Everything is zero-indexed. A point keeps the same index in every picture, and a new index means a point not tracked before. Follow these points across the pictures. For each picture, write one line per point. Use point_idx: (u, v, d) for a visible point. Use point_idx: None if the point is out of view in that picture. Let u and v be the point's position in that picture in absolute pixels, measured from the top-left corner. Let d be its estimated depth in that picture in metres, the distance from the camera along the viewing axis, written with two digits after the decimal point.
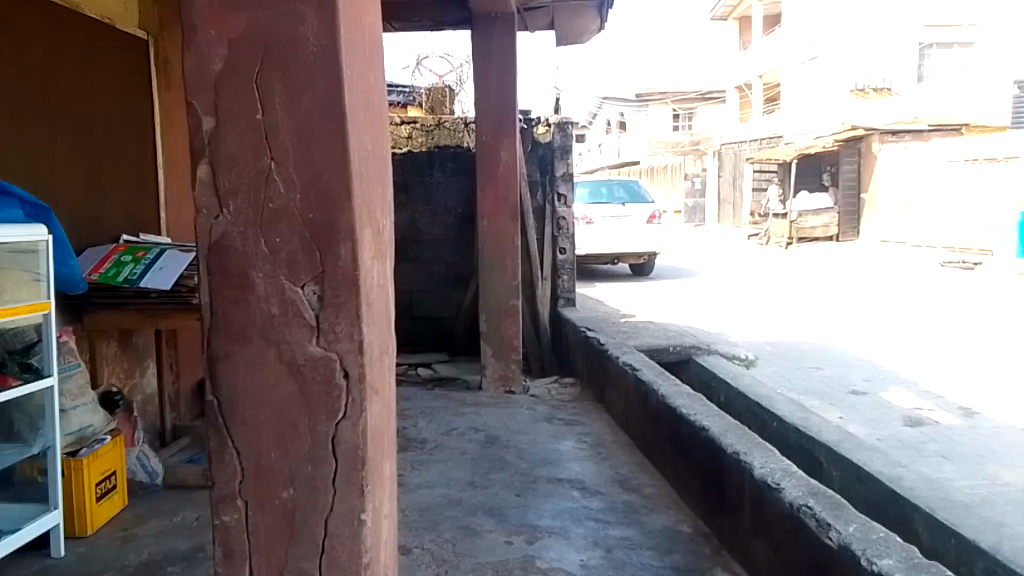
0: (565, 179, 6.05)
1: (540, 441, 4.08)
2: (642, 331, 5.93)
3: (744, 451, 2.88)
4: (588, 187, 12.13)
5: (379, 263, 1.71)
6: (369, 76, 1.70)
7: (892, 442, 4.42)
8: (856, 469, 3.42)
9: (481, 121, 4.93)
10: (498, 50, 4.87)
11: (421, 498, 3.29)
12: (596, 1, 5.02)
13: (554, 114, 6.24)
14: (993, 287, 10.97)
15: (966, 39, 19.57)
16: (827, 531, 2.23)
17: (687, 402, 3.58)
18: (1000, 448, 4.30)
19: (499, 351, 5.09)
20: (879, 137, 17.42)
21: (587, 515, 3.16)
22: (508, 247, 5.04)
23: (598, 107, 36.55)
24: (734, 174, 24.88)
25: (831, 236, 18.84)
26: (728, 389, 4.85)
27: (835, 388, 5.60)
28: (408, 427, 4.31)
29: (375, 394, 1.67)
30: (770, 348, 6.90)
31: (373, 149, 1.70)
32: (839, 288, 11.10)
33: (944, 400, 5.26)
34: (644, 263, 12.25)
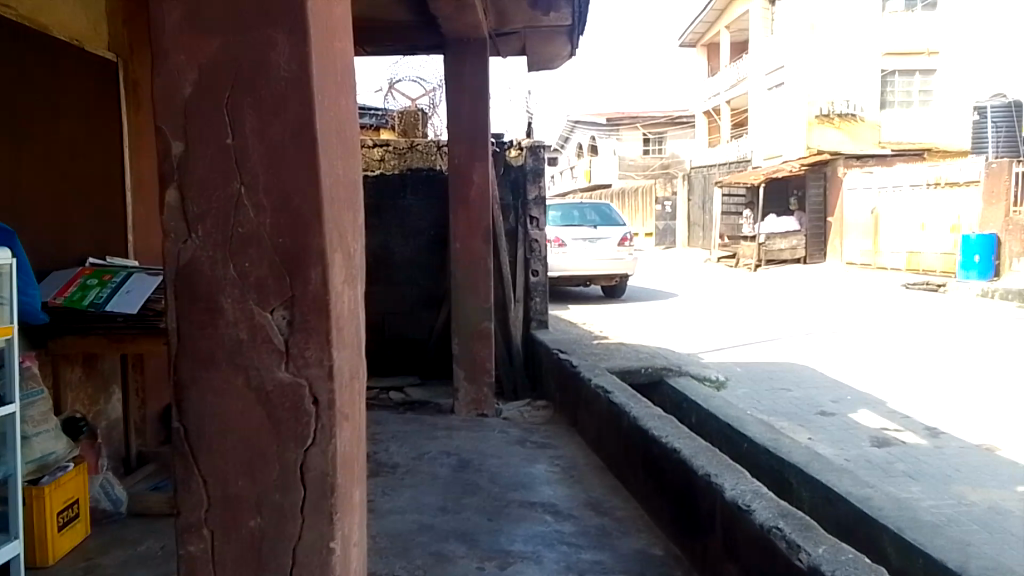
0: (537, 202, 6.09)
1: (512, 465, 4.06)
2: (614, 353, 5.96)
3: (715, 473, 2.90)
4: (560, 210, 12.19)
5: (350, 288, 1.70)
6: (341, 100, 1.70)
7: (860, 463, 4.47)
8: (825, 489, 3.45)
9: (454, 145, 4.95)
10: (469, 75, 4.91)
11: (392, 524, 3.26)
12: (567, 27, 5.07)
13: (526, 137, 6.29)
14: (957, 309, 11.22)
15: (927, 67, 20.32)
16: (796, 552, 2.25)
17: (658, 424, 3.60)
18: (965, 468, 4.37)
19: (471, 374, 5.06)
20: (843, 162, 18.21)
21: (560, 539, 3.14)
22: (480, 270, 5.04)
23: (570, 130, 36.93)
24: (704, 198, 25.26)
25: (799, 259, 19.07)
26: (700, 410, 4.88)
27: (804, 409, 5.65)
28: (379, 451, 4.26)
29: (345, 420, 1.66)
30: (740, 370, 6.95)
31: (344, 172, 1.70)
32: (808, 309, 11.30)
33: (911, 420, 5.33)
34: (616, 285, 12.41)
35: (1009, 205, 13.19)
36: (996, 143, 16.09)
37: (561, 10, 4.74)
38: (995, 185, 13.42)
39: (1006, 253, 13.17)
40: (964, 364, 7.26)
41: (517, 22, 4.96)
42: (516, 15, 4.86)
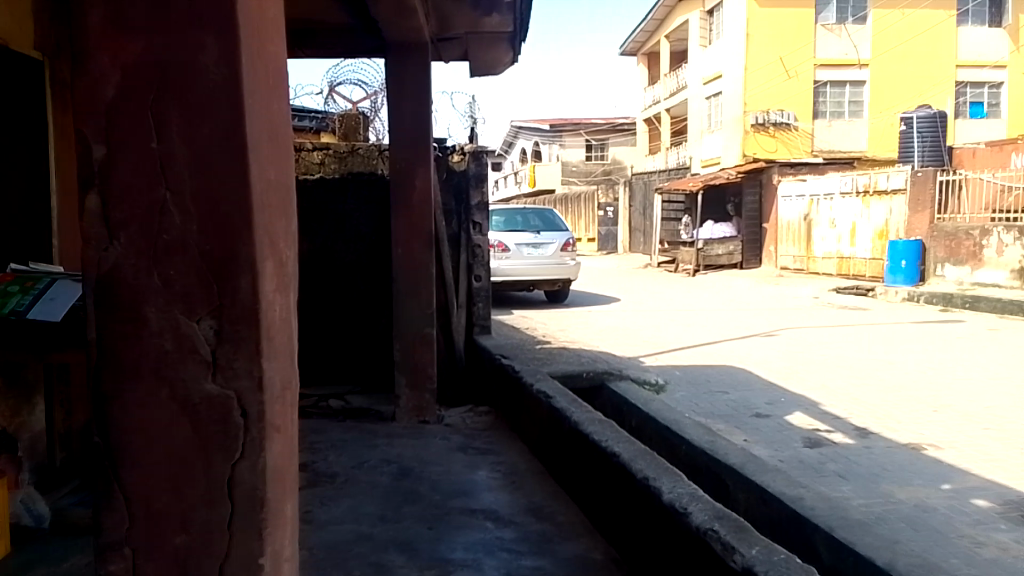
0: (480, 208, 6.07)
1: (454, 472, 4.03)
2: (556, 358, 5.98)
3: (653, 477, 2.95)
4: (503, 215, 12.16)
5: (282, 296, 1.67)
6: (273, 104, 1.66)
7: (794, 463, 4.59)
8: (760, 490, 3.53)
9: (396, 150, 4.90)
10: (411, 79, 4.89)
11: (330, 535, 3.20)
12: (509, 34, 5.08)
13: (468, 142, 6.26)
14: (883, 313, 11.67)
15: (857, 79, 21.13)
16: (732, 554, 2.29)
17: (598, 429, 3.63)
18: (893, 467, 4.53)
19: (413, 382, 5.00)
20: (777, 170, 18.75)
21: (500, 546, 3.13)
22: (422, 275, 5.00)
23: (515, 135, 37.08)
24: (645, 204, 25.69)
25: (736, 264, 19.54)
26: (639, 413, 4.95)
27: (740, 411, 5.77)
28: (317, 460, 4.18)
29: (277, 433, 1.62)
30: (679, 373, 7.06)
31: (277, 178, 1.66)
32: (744, 313, 11.59)
33: (842, 421, 5.51)
34: (559, 290, 12.51)
35: (933, 213, 13.75)
36: (922, 153, 16.88)
37: (502, 16, 4.75)
38: (921, 194, 13.92)
39: (931, 259, 13.78)
40: (893, 366, 7.52)
41: (460, 27, 4.96)
42: (457, 19, 4.84)
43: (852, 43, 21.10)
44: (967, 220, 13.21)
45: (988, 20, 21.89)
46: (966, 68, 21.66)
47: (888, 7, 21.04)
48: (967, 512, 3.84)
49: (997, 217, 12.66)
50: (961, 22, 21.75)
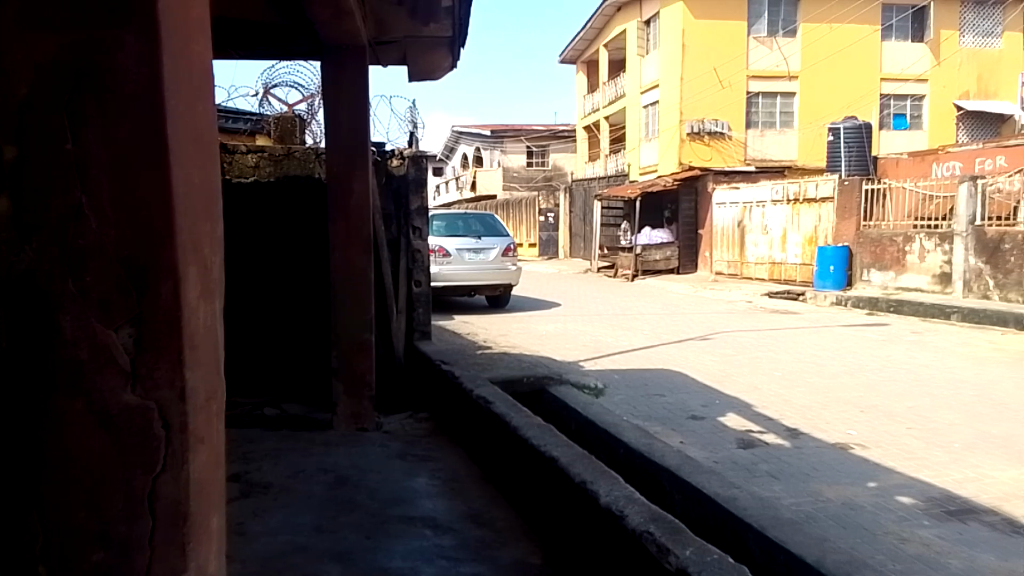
0: (419, 213, 6.04)
1: (393, 480, 3.98)
2: (497, 362, 5.98)
3: (590, 480, 2.97)
4: (444, 220, 12.12)
5: (207, 303, 1.62)
6: (199, 106, 1.61)
7: (728, 464, 4.70)
8: (695, 491, 3.59)
9: (333, 154, 4.83)
10: (349, 82, 4.83)
11: (263, 547, 3.12)
12: (447, 39, 5.06)
13: (408, 147, 6.22)
14: (812, 316, 12.05)
15: (788, 90, 21.81)
16: (666, 555, 2.33)
17: (538, 435, 3.65)
18: (821, 466, 4.67)
19: (352, 388, 4.94)
20: (713, 177, 19.21)
21: (439, 553, 3.10)
22: (361, 281, 4.92)
23: (457, 141, 37.05)
24: (585, 210, 25.98)
25: (673, 269, 19.91)
26: (579, 417, 4.99)
27: (677, 414, 5.86)
28: (251, 470, 4.08)
29: (202, 443, 1.58)
30: (618, 377, 7.14)
31: (202, 182, 1.61)
32: (681, 317, 11.80)
33: (773, 422, 5.66)
34: (500, 295, 12.53)
35: (860, 220, 14.30)
36: (848, 162, 17.55)
37: (441, 21, 4.73)
38: (848, 202, 14.44)
39: (857, 265, 14.37)
40: (821, 368, 7.76)
41: (398, 30, 4.93)
42: (395, 23, 4.81)
43: (783, 55, 21.77)
44: (891, 226, 13.74)
45: (911, 35, 22.78)
46: (890, 81, 22.51)
47: (817, 21, 21.80)
48: (892, 509, 3.99)
49: (919, 223, 13.20)
50: (886, 36, 22.57)
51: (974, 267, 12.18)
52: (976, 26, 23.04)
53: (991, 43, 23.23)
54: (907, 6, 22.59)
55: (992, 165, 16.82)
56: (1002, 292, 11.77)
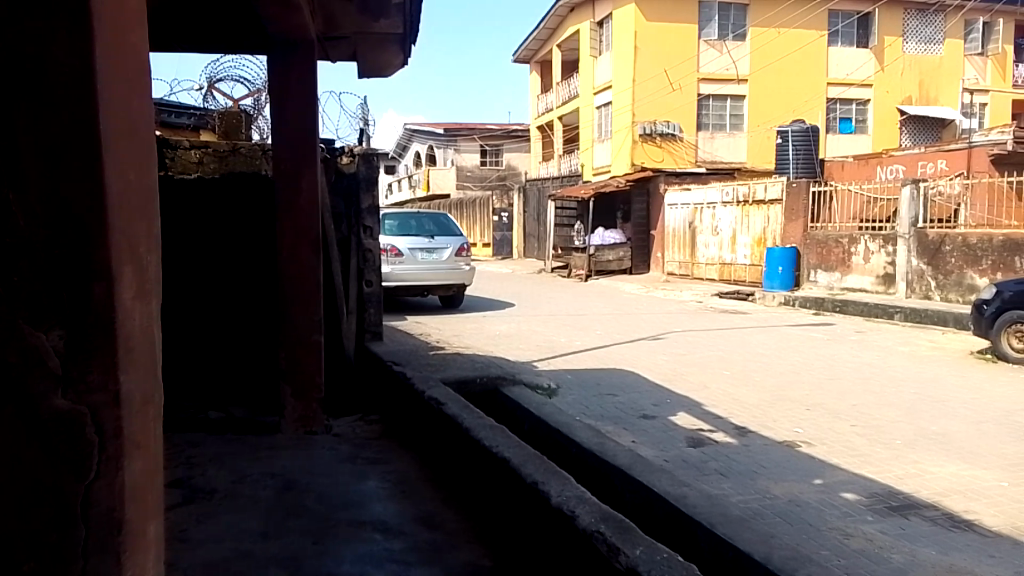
0: (370, 212, 5.97)
1: (342, 483, 3.91)
2: (451, 363, 5.94)
3: (542, 481, 2.96)
4: (398, 219, 11.99)
5: (143, 304, 1.55)
6: (135, 100, 1.54)
7: (678, 462, 4.74)
8: (646, 490, 3.61)
9: (281, 150, 4.73)
10: (298, 79, 4.74)
11: (207, 554, 3.03)
12: (398, 36, 4.99)
13: (358, 145, 6.14)
14: (759, 316, 12.27)
15: (737, 93, 22.23)
16: (618, 555, 2.32)
17: (491, 436, 3.62)
18: (769, 463, 4.75)
19: (301, 390, 4.84)
20: (664, 179, 19.41)
21: (388, 558, 3.05)
22: (309, 281, 4.82)
23: (411, 139, 36.81)
24: (539, 210, 26.05)
25: (625, 269, 20.10)
26: (532, 417, 4.98)
27: (629, 413, 5.91)
28: (194, 475, 3.97)
29: (138, 449, 1.52)
30: (571, 377, 7.16)
31: (138, 179, 1.54)
32: (633, 317, 11.89)
33: (723, 421, 5.73)
34: (454, 295, 12.48)
35: (806, 222, 14.62)
36: (796, 164, 17.96)
37: (392, 16, 4.68)
38: (795, 203, 14.75)
39: (804, 266, 14.70)
40: (770, 367, 7.88)
41: (348, 26, 4.86)
42: (345, 18, 4.75)
43: (731, 59, 22.15)
44: (836, 228, 14.07)
45: (855, 41, 23.35)
46: (835, 86, 23.08)
47: (765, 26, 22.26)
48: (837, 505, 4.07)
49: (864, 226, 13.55)
50: (832, 42, 23.09)
51: (916, 268, 12.56)
52: (917, 33, 23.74)
53: (932, 50, 23.94)
54: (851, 13, 23.17)
55: (933, 169, 17.36)
56: (942, 292, 12.16)
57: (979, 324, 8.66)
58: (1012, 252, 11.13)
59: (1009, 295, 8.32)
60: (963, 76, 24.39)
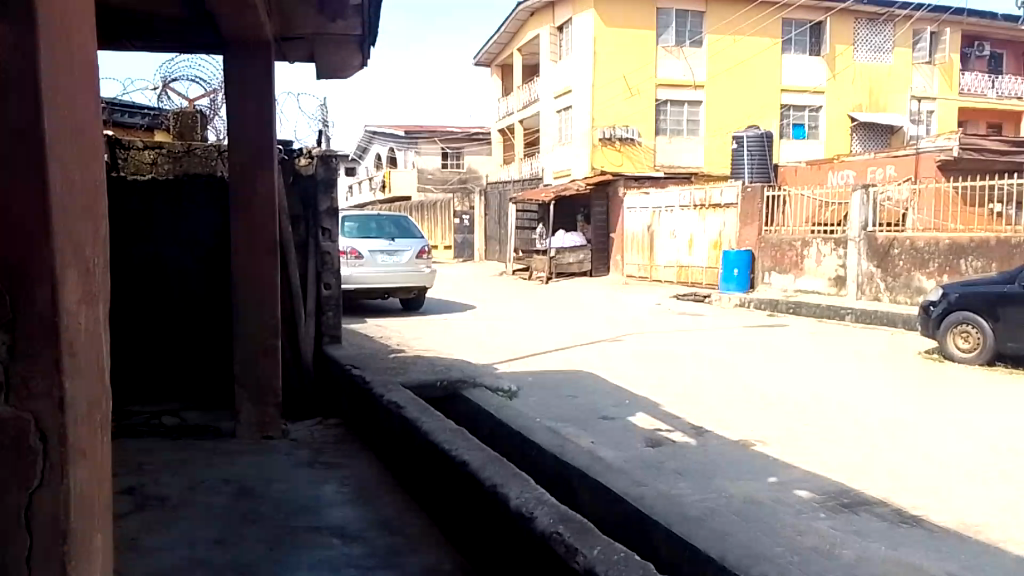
0: (329, 214, 5.92)
1: (299, 489, 3.87)
2: (411, 366, 5.91)
3: (501, 484, 2.97)
4: (357, 221, 11.88)
5: (89, 308, 1.52)
6: (78, 98, 1.50)
7: (636, 463, 4.80)
8: (605, 491, 3.65)
9: (235, 151, 4.67)
10: (253, 79, 4.68)
11: (159, 562, 2.97)
12: (357, 37, 4.97)
13: (317, 146, 6.10)
14: (716, 318, 12.43)
15: (694, 98, 22.56)
16: (574, 556, 2.34)
17: (449, 437, 3.62)
18: (724, 463, 4.82)
19: (256, 396, 4.77)
20: (623, 182, 19.56)
21: (346, 563, 3.04)
22: (265, 284, 4.76)
23: (371, 141, 36.55)
24: (500, 212, 26.12)
25: (585, 272, 20.27)
26: (492, 420, 5.00)
27: (588, 414, 5.96)
28: (146, 482, 3.89)
29: (82, 456, 1.48)
30: (531, 379, 7.19)
31: (84, 181, 1.52)
32: (592, 320, 11.97)
33: (680, 421, 5.81)
34: (415, 298, 12.45)
35: (761, 225, 14.91)
36: (751, 168, 18.32)
37: (349, 18, 4.66)
38: (750, 207, 15.03)
39: (759, 268, 14.99)
40: (727, 368, 8.01)
41: (304, 28, 4.83)
42: (302, 20, 4.72)
43: (688, 65, 22.47)
44: (790, 232, 14.40)
45: (809, 49, 23.89)
46: (790, 93, 23.56)
47: (721, 33, 22.64)
48: (791, 503, 4.15)
49: (816, 230, 13.86)
50: (786, 49, 23.60)
51: (867, 271, 12.88)
52: (868, 42, 24.30)
53: (881, 58, 24.57)
54: (805, 21, 23.63)
55: (883, 174, 17.84)
56: (891, 295, 12.50)
57: (926, 325, 8.92)
58: (957, 255, 11.48)
59: (954, 297, 8.55)
60: (912, 83, 25.09)
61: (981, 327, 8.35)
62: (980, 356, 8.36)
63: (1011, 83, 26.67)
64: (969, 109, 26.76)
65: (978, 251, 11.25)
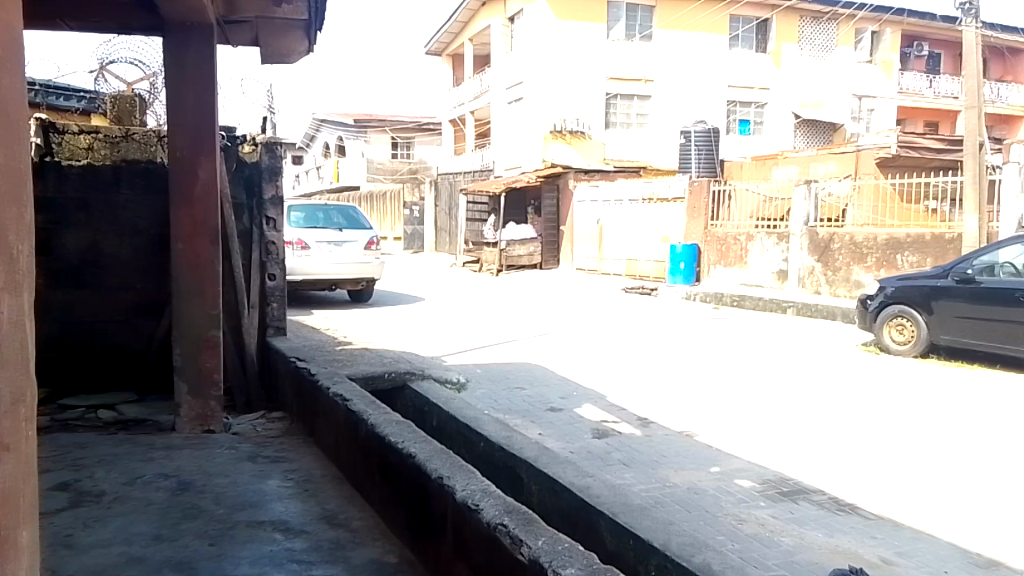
0: (274, 203, 5.80)
1: (241, 483, 3.79)
2: (358, 359, 5.83)
3: (447, 476, 2.95)
4: (304, 211, 11.65)
5: (12, 296, 1.46)
6: (3, 79, 1.43)
7: (583, 454, 4.84)
8: (552, 482, 3.67)
9: (175, 136, 4.54)
10: (194, 62, 4.55)
11: (94, 560, 2.88)
12: (303, 22, 4.87)
13: (261, 133, 5.98)
14: (662, 311, 12.59)
15: (644, 93, 22.79)
16: (519, 547, 2.34)
17: (395, 429, 3.58)
18: (669, 453, 4.90)
19: (196, 387, 4.65)
20: (574, 176, 19.36)
21: (289, 557, 2.99)
22: (207, 273, 4.64)
23: (318, 128, 35.91)
24: (450, 204, 26.02)
25: (536, 264, 20.32)
26: (440, 412, 4.97)
27: (536, 406, 5.98)
28: (81, 478, 3.76)
29: (7, 451, 1.43)
30: (480, 371, 7.18)
31: (8, 164, 1.45)
32: (540, 312, 12.02)
33: (626, 413, 5.87)
34: (363, 289, 12.32)
35: (707, 220, 15.14)
36: (699, 163, 18.62)
37: (294, 2, 4.57)
38: (697, 201, 15.24)
39: (705, 262, 15.26)
40: (672, 359, 8.13)
41: (249, 11, 4.71)
42: (246, 3, 4.60)
43: (638, 60, 22.67)
44: (734, 226, 14.66)
45: (755, 45, 24.37)
46: (736, 89, 23.96)
47: (672, 27, 22.96)
48: (732, 492, 4.24)
49: (761, 224, 14.14)
50: (732, 46, 24.02)
51: (809, 265, 13.22)
52: (812, 40, 24.87)
53: (824, 56, 25.15)
54: (751, 18, 24.06)
55: (824, 170, 18.29)
56: (832, 288, 12.86)
57: (864, 317, 9.22)
58: (894, 250, 11.85)
59: (891, 290, 8.83)
60: (854, 81, 25.74)
61: (915, 319, 8.64)
62: (914, 347, 8.67)
63: (947, 83, 27.58)
64: (908, 108, 27.56)
65: (913, 246, 11.64)
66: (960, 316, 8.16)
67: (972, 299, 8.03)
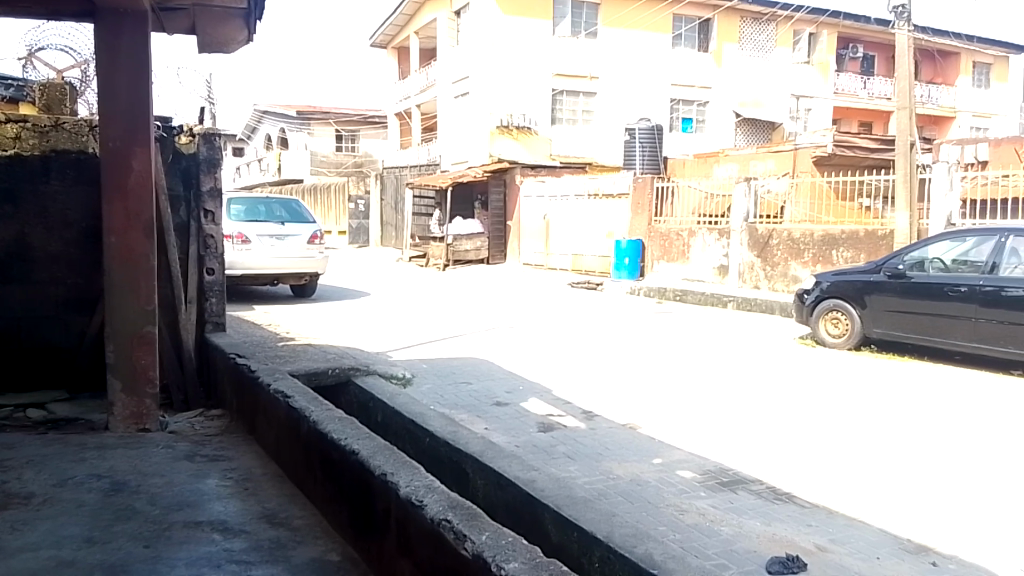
0: (212, 195, 5.66)
1: (177, 483, 3.70)
2: (300, 355, 5.74)
3: (391, 471, 2.93)
4: (244, 203, 11.38)
5: None
6: None
7: (528, 448, 4.86)
8: (497, 476, 3.68)
9: (107, 126, 4.38)
10: (127, 49, 4.40)
11: (21, 565, 2.78)
12: (242, 10, 4.77)
13: (200, 123, 5.82)
14: (606, 305, 12.72)
15: (589, 89, 22.96)
16: (463, 542, 2.34)
17: (338, 426, 3.53)
18: (613, 446, 4.96)
19: (131, 386, 4.51)
20: (520, 171, 19.41)
21: (228, 558, 2.93)
22: (141, 268, 4.50)
23: (259, 120, 35.12)
24: (396, 199, 25.80)
25: (483, 259, 20.30)
26: (385, 408, 4.93)
27: (482, 401, 5.98)
28: (8, 480, 3.61)
29: None
30: (426, 366, 7.15)
31: None
32: (486, 306, 12.03)
33: (571, 406, 5.92)
34: (306, 284, 12.13)
35: (651, 215, 15.37)
36: (642, 160, 18.85)
37: None
38: (641, 196, 15.46)
39: (649, 257, 15.48)
40: (615, 353, 8.23)
41: None
42: None
43: (584, 56, 22.82)
44: (677, 222, 14.90)
45: (697, 44, 24.80)
46: (679, 87, 24.31)
47: (618, 24, 23.19)
48: (674, 483, 4.32)
49: (702, 221, 14.41)
50: (676, 44, 24.38)
51: (748, 260, 13.53)
52: (751, 40, 25.42)
53: (764, 56, 25.72)
54: (694, 18, 24.49)
55: (763, 168, 18.72)
56: (770, 282, 13.19)
57: (800, 312, 9.48)
58: (829, 246, 12.22)
59: (827, 285, 9.09)
60: (793, 80, 26.41)
61: (849, 313, 8.93)
62: (848, 340, 8.95)
63: (880, 84, 28.54)
64: (844, 108, 28.42)
65: (848, 242, 12.01)
66: (891, 310, 8.46)
67: (902, 293, 8.33)
